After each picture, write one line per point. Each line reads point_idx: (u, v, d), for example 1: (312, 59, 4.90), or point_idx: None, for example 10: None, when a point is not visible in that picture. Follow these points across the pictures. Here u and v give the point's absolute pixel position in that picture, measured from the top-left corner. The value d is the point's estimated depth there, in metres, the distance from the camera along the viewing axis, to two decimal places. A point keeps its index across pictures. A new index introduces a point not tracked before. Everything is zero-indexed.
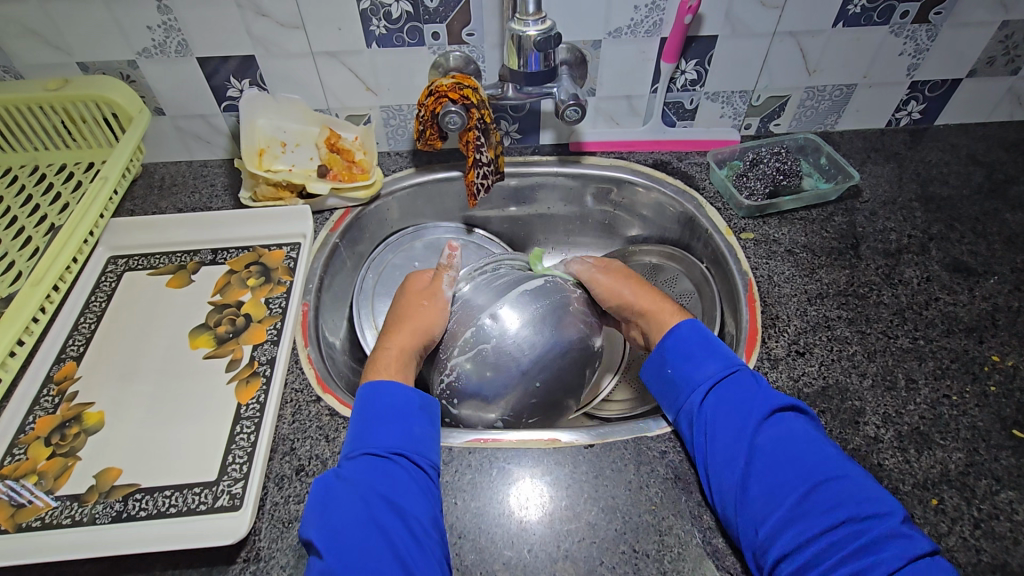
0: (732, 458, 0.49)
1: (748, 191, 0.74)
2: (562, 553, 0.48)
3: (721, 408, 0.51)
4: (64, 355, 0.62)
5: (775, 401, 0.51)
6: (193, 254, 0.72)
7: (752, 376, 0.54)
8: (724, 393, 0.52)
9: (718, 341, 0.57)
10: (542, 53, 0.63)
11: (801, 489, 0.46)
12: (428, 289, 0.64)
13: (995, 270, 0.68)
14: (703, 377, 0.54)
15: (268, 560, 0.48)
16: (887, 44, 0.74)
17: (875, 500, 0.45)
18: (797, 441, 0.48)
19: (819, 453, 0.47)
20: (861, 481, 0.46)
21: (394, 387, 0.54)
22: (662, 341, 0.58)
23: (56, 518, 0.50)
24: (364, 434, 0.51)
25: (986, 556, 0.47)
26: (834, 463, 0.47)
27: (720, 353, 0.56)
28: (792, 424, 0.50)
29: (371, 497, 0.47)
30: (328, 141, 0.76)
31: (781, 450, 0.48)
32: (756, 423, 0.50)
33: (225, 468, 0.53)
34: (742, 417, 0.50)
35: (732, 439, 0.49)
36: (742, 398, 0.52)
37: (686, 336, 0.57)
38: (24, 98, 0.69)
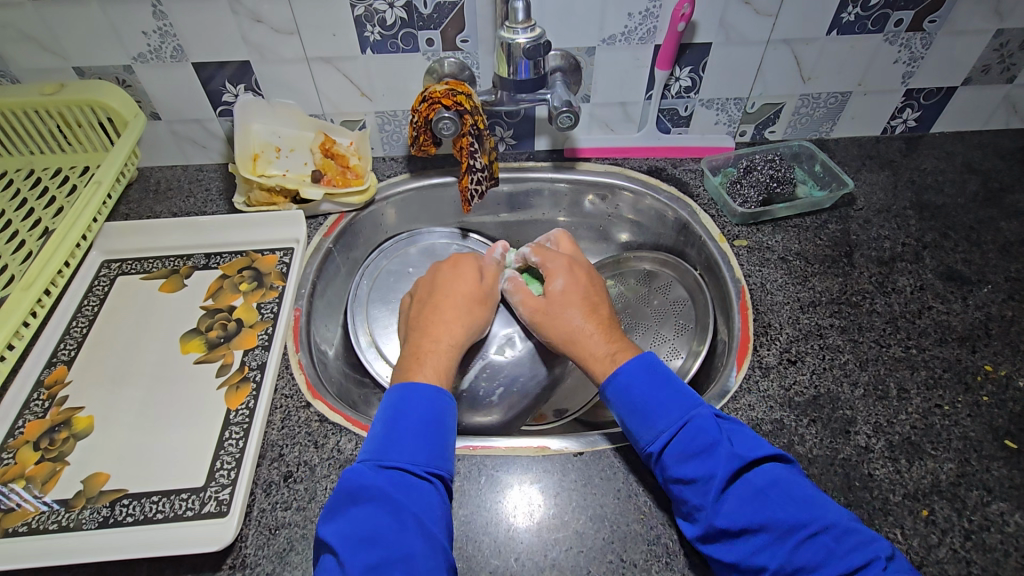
0: (698, 512, 0.46)
1: (742, 199, 0.74)
2: (549, 562, 0.48)
3: (679, 467, 0.48)
4: (55, 359, 0.62)
5: (736, 452, 0.47)
6: (186, 258, 0.72)
7: (710, 420, 0.49)
8: (683, 446, 0.48)
9: (675, 382, 0.53)
10: (531, 61, 0.63)
11: (776, 540, 0.43)
12: (475, 285, 0.66)
13: (988, 278, 0.68)
14: (656, 432, 0.50)
15: (254, 566, 0.47)
16: (882, 52, 0.74)
17: (859, 550, 0.42)
18: (768, 487, 0.45)
19: (797, 503, 0.44)
20: (841, 531, 0.43)
21: (429, 395, 0.53)
22: (610, 387, 0.54)
23: (43, 524, 0.49)
24: (393, 442, 0.49)
25: (976, 568, 0.47)
26: (808, 509, 0.44)
27: (676, 396, 0.52)
28: (763, 473, 0.47)
29: (403, 511, 0.45)
30: (323, 146, 0.76)
31: (749, 501, 0.45)
32: (717, 477, 0.46)
33: (213, 474, 0.52)
34: (703, 475, 0.46)
35: (699, 499, 0.46)
36: (704, 446, 0.48)
37: (637, 379, 0.53)
38: (20, 102, 0.70)
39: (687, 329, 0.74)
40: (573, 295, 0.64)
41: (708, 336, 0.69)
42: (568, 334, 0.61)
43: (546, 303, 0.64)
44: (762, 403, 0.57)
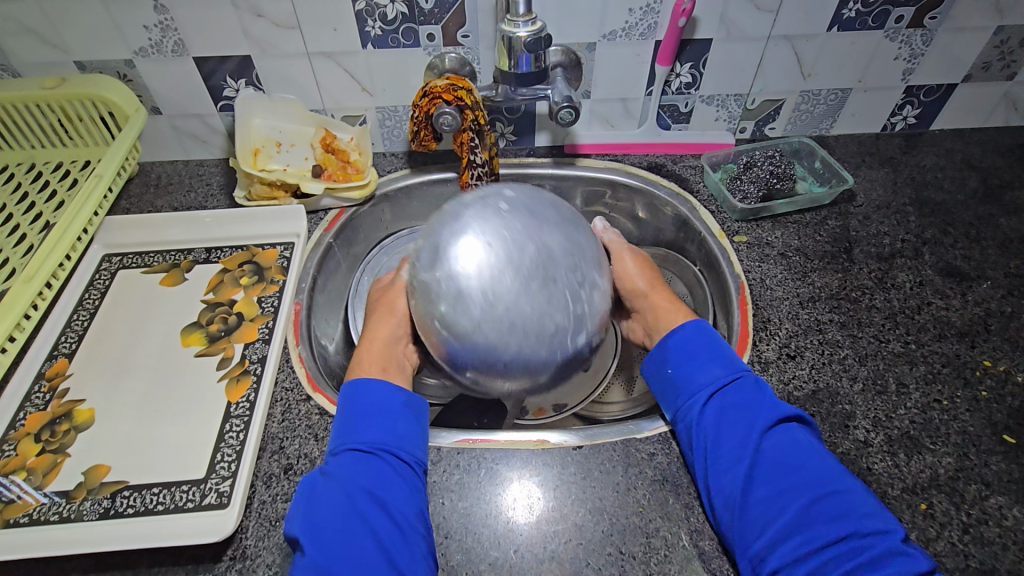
0: (736, 456, 0.48)
1: (742, 195, 0.75)
2: (548, 554, 0.48)
3: (724, 415, 0.51)
4: (56, 352, 0.62)
5: (781, 408, 0.50)
6: (186, 252, 0.72)
7: (756, 380, 0.53)
8: (729, 397, 0.52)
9: (725, 344, 0.57)
10: (532, 55, 0.63)
11: (803, 492, 0.45)
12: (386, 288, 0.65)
13: (988, 275, 0.68)
14: (706, 380, 0.53)
15: (254, 558, 0.48)
16: (882, 48, 0.74)
17: (875, 516, 0.43)
18: (798, 447, 0.48)
19: (824, 467, 0.47)
20: (861, 496, 0.45)
21: (376, 384, 0.54)
22: (666, 343, 0.58)
23: (44, 515, 0.50)
24: (347, 431, 0.51)
25: (974, 561, 0.47)
26: (833, 472, 0.46)
27: (726, 354, 0.55)
28: (794, 432, 0.49)
29: (356, 494, 0.46)
30: (323, 141, 0.76)
31: (783, 453, 0.48)
32: (758, 424, 0.49)
33: (214, 466, 0.53)
34: (744, 424, 0.50)
35: (738, 444, 0.49)
36: (748, 401, 0.51)
37: (694, 338, 0.57)
38: (20, 96, 0.70)
39: None
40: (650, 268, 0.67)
41: None
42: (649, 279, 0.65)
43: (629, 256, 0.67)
44: None
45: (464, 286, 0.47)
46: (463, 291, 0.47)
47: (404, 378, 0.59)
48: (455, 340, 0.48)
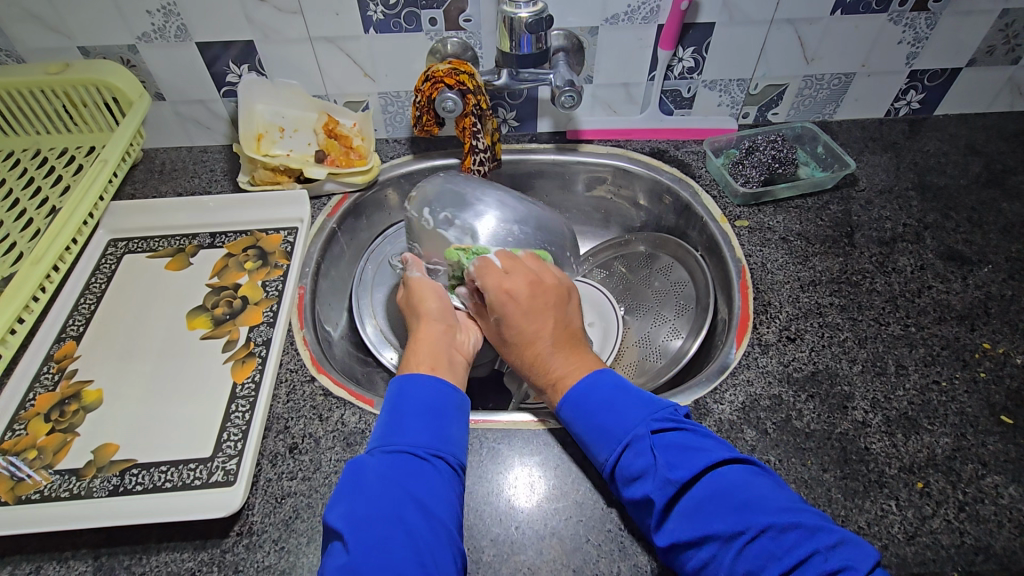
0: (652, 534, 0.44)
1: (744, 178, 0.75)
2: (550, 530, 0.49)
3: (629, 491, 0.46)
4: (63, 334, 0.63)
5: (671, 474, 0.43)
6: (191, 237, 0.73)
7: (646, 442, 0.46)
8: (625, 471, 0.46)
9: (617, 399, 0.50)
10: (533, 36, 0.63)
11: (721, 550, 0.40)
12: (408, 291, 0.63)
13: (989, 259, 0.68)
14: (600, 460, 0.48)
15: (260, 534, 0.49)
16: (885, 32, 0.74)
17: (800, 546, 0.38)
18: (707, 500, 0.42)
19: (740, 507, 0.41)
20: (780, 529, 0.39)
21: (431, 383, 0.52)
22: (564, 409, 0.51)
23: (55, 491, 0.51)
24: (396, 428, 0.49)
25: (970, 538, 0.47)
26: (746, 513, 0.41)
27: (618, 414, 0.49)
28: (703, 484, 0.43)
29: (405, 495, 0.44)
30: (326, 126, 0.77)
31: (690, 515, 0.42)
32: (654, 500, 0.44)
33: (220, 445, 0.53)
34: (643, 500, 0.44)
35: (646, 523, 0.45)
36: (639, 469, 0.45)
37: (580, 402, 0.51)
38: (25, 81, 0.70)
39: (688, 311, 0.73)
40: (519, 324, 0.56)
41: (708, 315, 0.69)
42: (524, 333, 0.56)
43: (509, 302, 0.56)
44: (760, 378, 0.58)
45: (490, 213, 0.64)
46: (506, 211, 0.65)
47: (456, 374, 0.55)
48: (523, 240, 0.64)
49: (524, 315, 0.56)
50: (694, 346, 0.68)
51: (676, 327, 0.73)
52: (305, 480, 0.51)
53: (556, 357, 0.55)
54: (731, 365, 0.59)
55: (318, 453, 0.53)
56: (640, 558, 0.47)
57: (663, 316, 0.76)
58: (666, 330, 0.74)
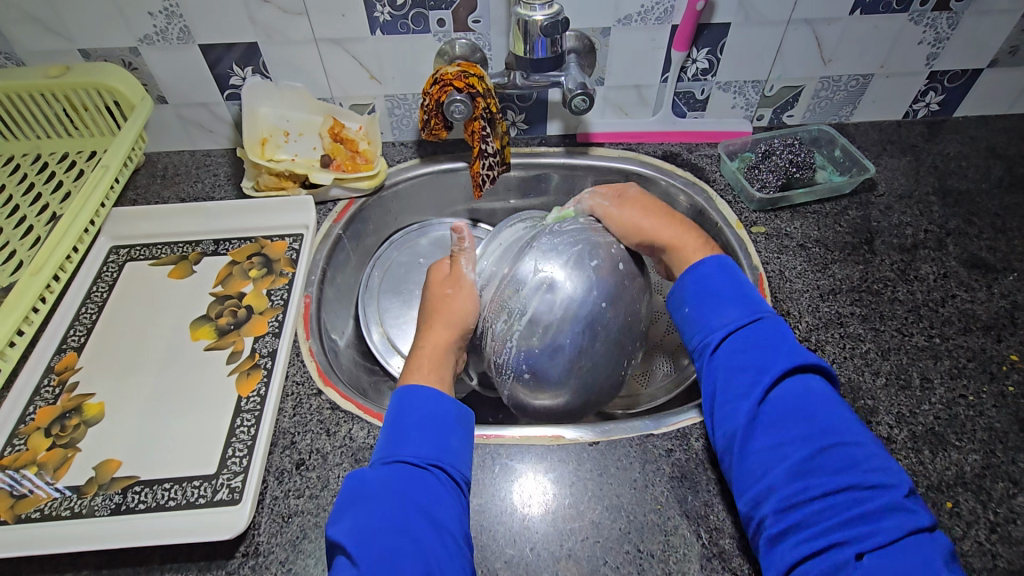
0: (738, 402, 0.47)
1: (761, 183, 0.72)
2: (565, 552, 0.47)
3: (737, 359, 0.49)
4: (64, 345, 0.61)
5: (797, 358, 0.47)
6: (194, 244, 0.71)
7: (777, 327, 0.50)
8: (742, 341, 0.50)
9: (748, 287, 0.54)
10: (549, 39, 0.61)
11: (808, 437, 0.43)
12: (451, 281, 0.60)
13: (1014, 266, 0.66)
14: (719, 325, 0.51)
15: (267, 555, 0.47)
16: (906, 32, 0.72)
17: (883, 471, 0.41)
18: (811, 395, 0.46)
19: (836, 416, 0.44)
20: (872, 452, 0.42)
21: (430, 394, 0.50)
22: (686, 278, 0.55)
23: (55, 510, 0.49)
24: (397, 439, 0.47)
25: (1002, 561, 0.46)
26: (843, 422, 0.44)
27: (748, 298, 0.52)
28: (812, 385, 0.46)
29: (408, 506, 0.43)
30: (332, 130, 0.75)
31: (790, 400, 0.45)
32: (769, 371, 0.47)
33: (225, 462, 0.52)
34: (757, 367, 0.47)
35: (742, 391, 0.47)
36: (761, 344, 0.49)
37: (711, 277, 0.54)
38: (25, 85, 0.68)
39: None
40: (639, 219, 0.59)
41: None
42: (647, 224, 0.59)
43: (618, 210, 0.61)
44: None
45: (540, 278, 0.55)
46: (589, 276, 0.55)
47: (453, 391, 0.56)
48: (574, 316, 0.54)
49: (647, 207, 0.61)
50: None
51: None
52: (312, 498, 0.50)
53: (690, 237, 0.59)
54: None
55: (325, 470, 0.51)
56: None
57: None
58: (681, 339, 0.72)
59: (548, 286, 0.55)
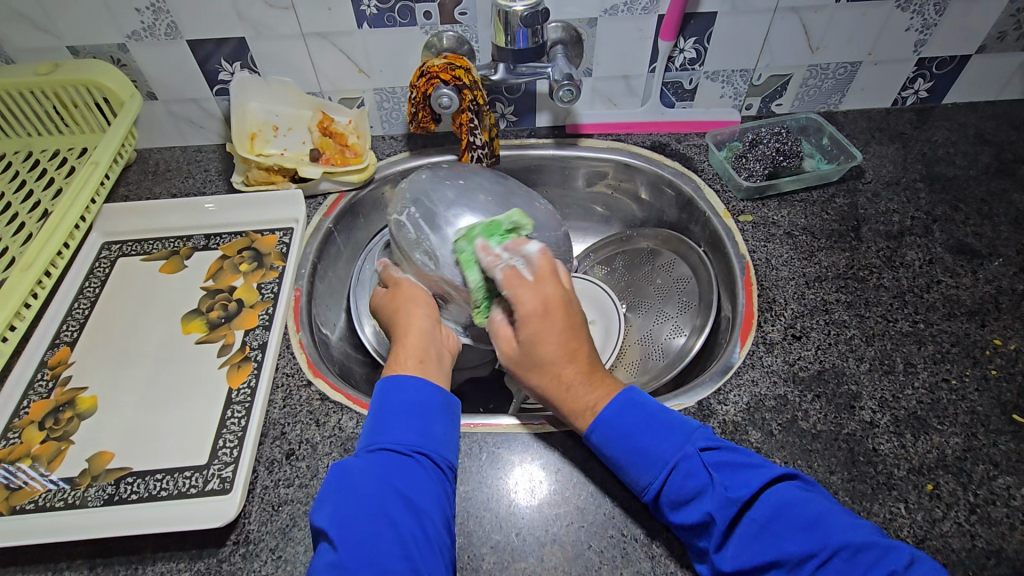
0: (708, 553, 0.43)
1: (747, 172, 0.73)
2: (550, 537, 0.48)
3: (679, 515, 0.44)
4: (57, 340, 0.62)
5: (730, 495, 0.42)
6: (185, 239, 0.72)
7: (699, 459, 0.44)
8: (675, 493, 0.44)
9: (658, 414, 0.47)
10: (530, 29, 0.62)
11: (789, 575, 0.39)
12: (390, 290, 0.61)
13: (1000, 252, 0.66)
14: (645, 482, 0.45)
15: (257, 543, 0.48)
16: (893, 20, 0.72)
17: (876, 569, 0.38)
18: (769, 523, 0.41)
19: (804, 532, 0.40)
20: (854, 550, 0.39)
21: (415, 382, 0.51)
22: (593, 433, 0.48)
23: (49, 501, 0.50)
24: (381, 427, 0.48)
25: (981, 541, 0.46)
26: (817, 534, 0.40)
27: (661, 433, 0.46)
28: (763, 504, 0.42)
29: (388, 493, 0.44)
30: (321, 124, 0.75)
31: (751, 540, 0.41)
32: (714, 524, 0.42)
33: (216, 452, 0.53)
34: (701, 522, 0.42)
35: (705, 546, 0.42)
36: (692, 492, 0.43)
37: (615, 427, 0.47)
38: (15, 82, 0.69)
39: (690, 307, 0.72)
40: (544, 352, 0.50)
41: (712, 312, 0.68)
42: (558, 384, 0.50)
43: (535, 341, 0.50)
44: (765, 378, 0.56)
45: (437, 217, 0.58)
46: (460, 195, 0.60)
47: (444, 373, 0.55)
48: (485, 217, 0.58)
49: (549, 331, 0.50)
50: (699, 343, 0.67)
51: (679, 323, 0.72)
52: (302, 487, 0.51)
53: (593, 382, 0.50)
54: (735, 364, 0.58)
55: (315, 459, 0.52)
56: (643, 564, 0.46)
57: (665, 313, 0.75)
58: (669, 328, 0.73)
59: (443, 233, 0.57)
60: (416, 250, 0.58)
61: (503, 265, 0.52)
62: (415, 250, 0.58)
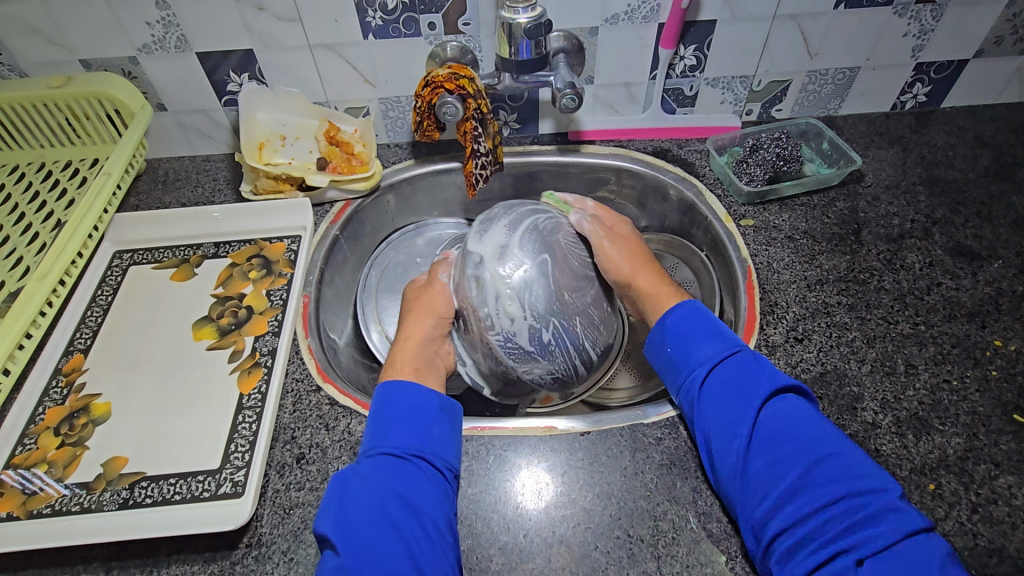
0: (732, 432, 0.49)
1: (748, 177, 0.74)
2: (558, 538, 0.49)
3: (718, 393, 0.51)
4: (72, 347, 0.63)
5: (775, 381, 0.51)
6: (196, 247, 0.73)
7: (751, 358, 0.53)
8: (724, 372, 0.52)
9: (719, 325, 0.57)
10: (532, 41, 0.63)
11: (800, 456, 0.46)
12: (425, 284, 0.63)
13: (999, 254, 0.67)
14: (698, 363, 0.54)
15: (269, 545, 0.49)
16: (890, 26, 0.73)
17: (872, 478, 0.44)
18: (794, 418, 0.49)
19: (818, 432, 0.48)
20: (856, 458, 0.46)
21: (410, 387, 0.53)
22: (664, 323, 0.58)
23: (66, 506, 0.51)
24: (380, 434, 0.50)
25: (983, 540, 0.47)
26: (828, 438, 0.47)
27: (718, 335, 0.55)
28: (792, 404, 0.50)
29: (388, 497, 0.45)
30: (328, 134, 0.76)
31: (777, 424, 0.48)
32: (754, 402, 0.50)
33: (228, 456, 0.54)
34: (739, 399, 0.50)
35: (733, 421, 0.49)
36: (738, 377, 0.52)
37: (685, 321, 0.57)
38: (29, 96, 0.70)
39: None
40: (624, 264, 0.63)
41: (714, 316, 0.69)
42: (634, 267, 0.63)
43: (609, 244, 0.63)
44: None
45: (502, 257, 0.57)
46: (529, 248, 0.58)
47: (438, 379, 0.57)
48: (543, 290, 0.57)
49: (626, 246, 0.64)
50: None
51: None
52: (312, 490, 0.52)
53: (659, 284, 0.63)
54: None
55: (325, 463, 0.53)
56: (650, 565, 0.47)
57: None
58: None
59: (498, 270, 0.57)
60: (468, 270, 0.58)
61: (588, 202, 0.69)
62: (467, 271, 0.58)
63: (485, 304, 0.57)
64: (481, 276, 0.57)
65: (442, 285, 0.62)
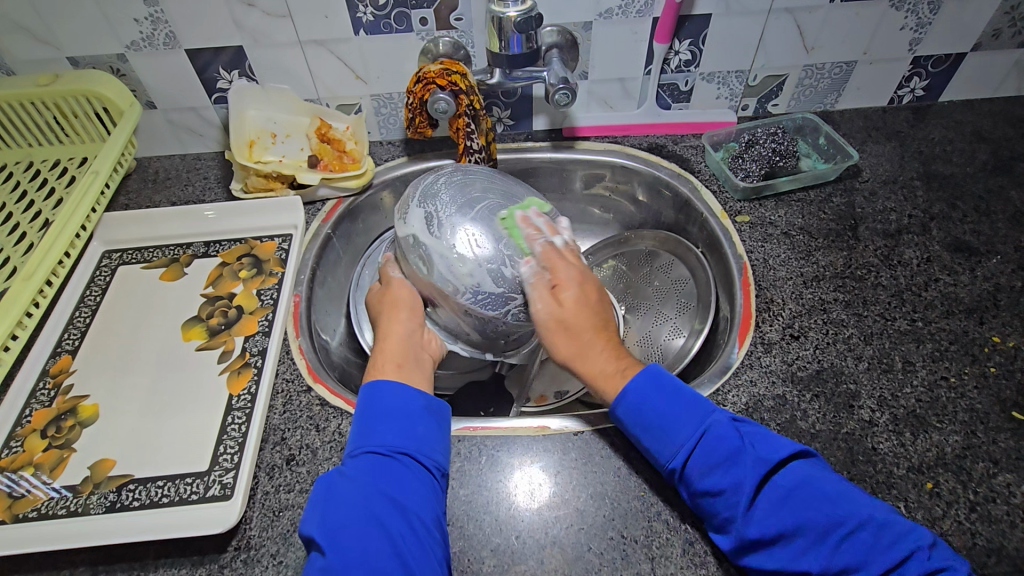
0: (731, 524, 0.44)
1: (744, 173, 0.73)
2: (550, 539, 0.48)
3: (705, 481, 0.45)
4: (59, 348, 0.62)
5: (762, 457, 0.45)
6: (185, 246, 0.72)
7: (727, 428, 0.47)
8: (704, 460, 0.46)
9: (683, 391, 0.50)
10: (523, 35, 0.62)
11: (814, 543, 0.42)
12: (383, 287, 0.61)
13: (998, 249, 0.66)
14: (675, 448, 0.47)
15: (258, 548, 0.48)
16: (887, 19, 0.72)
17: (898, 542, 0.41)
18: (794, 492, 0.44)
19: (830, 501, 0.43)
20: (877, 525, 0.42)
21: (396, 385, 0.52)
22: (620, 406, 0.50)
23: (52, 509, 0.50)
24: (365, 434, 0.49)
25: (982, 539, 0.46)
26: (839, 505, 0.43)
27: (689, 404, 0.49)
28: (789, 473, 0.45)
29: (374, 497, 0.45)
30: (318, 131, 0.75)
31: (779, 506, 0.44)
32: (745, 487, 0.44)
33: (217, 459, 0.53)
34: (730, 486, 0.45)
35: (731, 512, 0.44)
36: (726, 455, 0.46)
37: (647, 397, 0.50)
38: (15, 94, 0.69)
39: (689, 309, 0.72)
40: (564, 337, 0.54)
41: (710, 312, 0.68)
42: (579, 346, 0.54)
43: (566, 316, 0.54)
44: (764, 378, 0.57)
45: (439, 231, 0.55)
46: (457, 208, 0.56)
47: (422, 374, 0.56)
48: (484, 231, 0.55)
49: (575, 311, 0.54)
50: (698, 344, 0.67)
51: (678, 326, 0.72)
52: (302, 492, 0.51)
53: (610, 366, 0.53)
54: (734, 365, 0.58)
55: (315, 464, 0.52)
56: (644, 566, 0.46)
57: (664, 314, 0.74)
58: (668, 329, 0.73)
59: (438, 244, 0.55)
60: (411, 255, 0.57)
61: (543, 234, 0.56)
62: (411, 254, 0.57)
63: (442, 280, 0.55)
64: (425, 257, 0.55)
65: (404, 280, 0.60)
